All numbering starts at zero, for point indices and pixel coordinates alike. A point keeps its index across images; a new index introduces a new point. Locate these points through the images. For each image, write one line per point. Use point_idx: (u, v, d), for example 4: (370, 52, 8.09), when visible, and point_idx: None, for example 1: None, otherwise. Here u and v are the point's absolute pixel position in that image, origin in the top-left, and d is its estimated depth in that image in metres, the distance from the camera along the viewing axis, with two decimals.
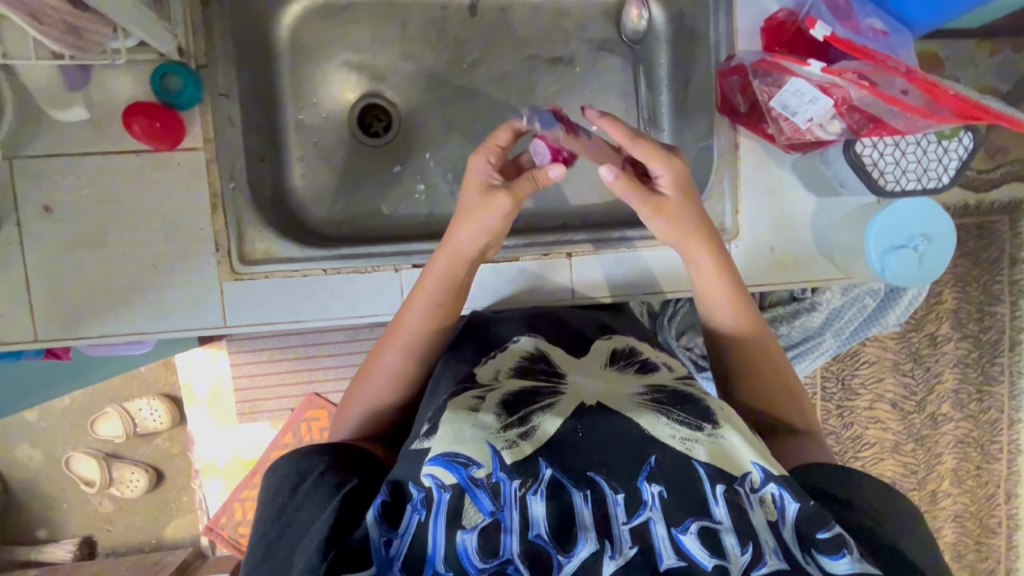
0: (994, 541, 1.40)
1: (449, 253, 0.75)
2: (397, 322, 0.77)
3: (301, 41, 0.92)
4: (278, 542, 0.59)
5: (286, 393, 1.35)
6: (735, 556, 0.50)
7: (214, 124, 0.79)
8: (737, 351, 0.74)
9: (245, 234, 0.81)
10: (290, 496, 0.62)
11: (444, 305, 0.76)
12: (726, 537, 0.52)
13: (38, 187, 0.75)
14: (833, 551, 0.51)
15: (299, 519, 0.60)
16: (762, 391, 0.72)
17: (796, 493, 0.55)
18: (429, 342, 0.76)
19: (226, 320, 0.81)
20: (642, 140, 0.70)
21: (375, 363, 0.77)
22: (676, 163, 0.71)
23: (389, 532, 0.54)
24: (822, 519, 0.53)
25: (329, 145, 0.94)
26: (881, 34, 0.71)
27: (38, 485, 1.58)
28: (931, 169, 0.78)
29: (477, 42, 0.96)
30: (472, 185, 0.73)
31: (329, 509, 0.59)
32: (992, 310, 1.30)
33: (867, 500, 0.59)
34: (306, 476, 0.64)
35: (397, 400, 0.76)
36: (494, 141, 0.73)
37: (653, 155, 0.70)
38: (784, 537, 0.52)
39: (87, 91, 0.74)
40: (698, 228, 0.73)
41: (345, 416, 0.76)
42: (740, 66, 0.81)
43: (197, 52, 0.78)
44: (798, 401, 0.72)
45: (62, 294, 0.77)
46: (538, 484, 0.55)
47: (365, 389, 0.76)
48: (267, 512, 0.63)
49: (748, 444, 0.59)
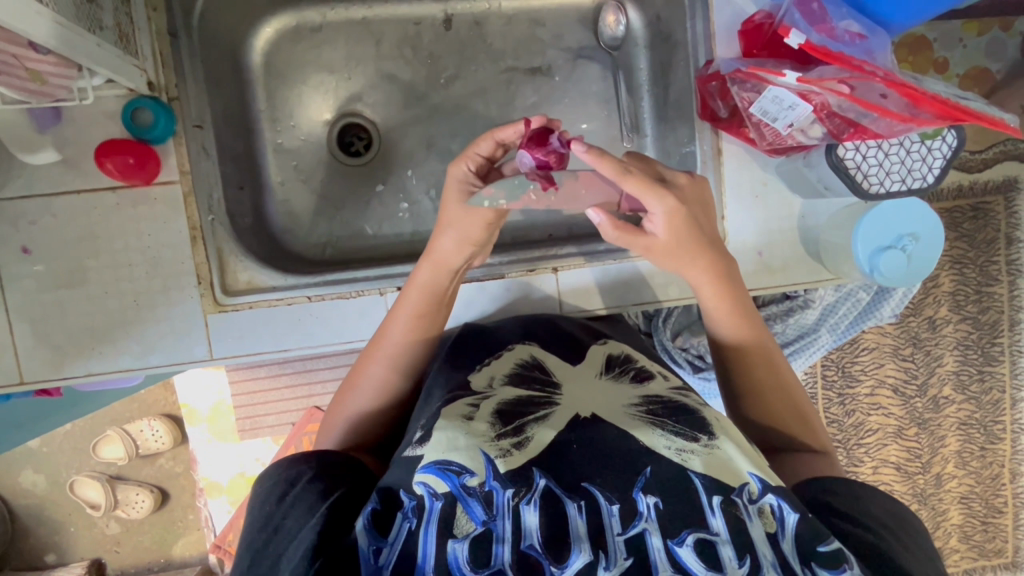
0: (1001, 521, 1.40)
1: (432, 262, 0.74)
2: (380, 335, 0.77)
3: (274, 65, 0.92)
4: (264, 551, 0.57)
5: (284, 408, 1.35)
6: (732, 568, 0.49)
7: (189, 156, 0.78)
8: (738, 367, 0.74)
9: (227, 265, 0.80)
10: (278, 503, 0.60)
11: (426, 315, 0.76)
12: (723, 549, 0.50)
13: (16, 230, 0.75)
14: (834, 566, 0.50)
15: (286, 527, 0.58)
16: (769, 404, 0.72)
17: (794, 505, 0.54)
18: (415, 353, 0.76)
19: (211, 353, 0.80)
20: (632, 174, 0.61)
21: (358, 376, 0.76)
22: (673, 202, 0.63)
23: (379, 540, 0.53)
24: (820, 533, 0.52)
25: (310, 167, 0.94)
26: (857, 38, 0.70)
27: (43, 511, 1.58)
28: (915, 169, 0.77)
29: (454, 57, 0.95)
30: (452, 192, 0.70)
31: (318, 516, 0.58)
32: (989, 290, 1.30)
33: (864, 505, 0.58)
34: (294, 483, 0.61)
35: (382, 413, 0.75)
36: (475, 150, 0.70)
37: (645, 190, 0.62)
38: (783, 550, 0.51)
39: (58, 130, 0.74)
40: (697, 247, 0.68)
41: (329, 429, 0.75)
42: (716, 73, 0.80)
43: (168, 85, 0.77)
44: (794, 404, 0.72)
45: (46, 334, 0.77)
46: (532, 493, 0.54)
47: (351, 401, 0.75)
48: (252, 518, 0.60)
49: (745, 455, 0.58)
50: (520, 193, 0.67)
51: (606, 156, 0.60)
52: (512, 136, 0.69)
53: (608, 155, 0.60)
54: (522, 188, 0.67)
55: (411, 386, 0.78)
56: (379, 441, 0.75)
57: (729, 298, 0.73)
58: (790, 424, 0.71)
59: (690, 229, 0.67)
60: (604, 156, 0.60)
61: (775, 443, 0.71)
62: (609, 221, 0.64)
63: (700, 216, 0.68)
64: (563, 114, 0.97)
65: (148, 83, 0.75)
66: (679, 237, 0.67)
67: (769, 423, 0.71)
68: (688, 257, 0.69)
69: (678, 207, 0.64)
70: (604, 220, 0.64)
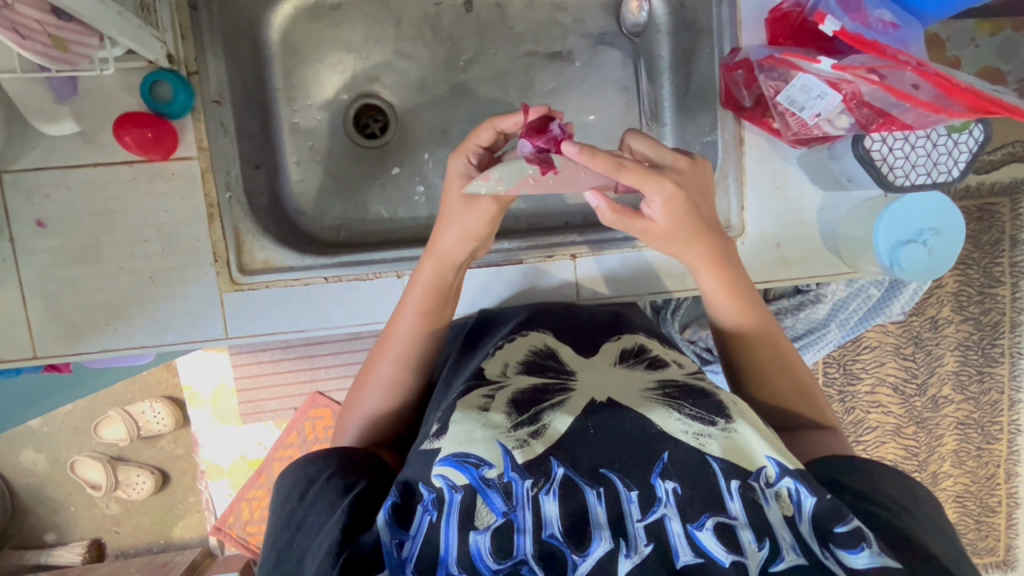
0: (994, 520, 1.41)
1: (436, 257, 0.73)
2: (388, 332, 0.76)
3: (292, 42, 0.90)
4: (289, 548, 0.57)
5: (288, 392, 1.34)
6: (752, 551, 0.48)
7: (207, 132, 0.77)
8: (738, 349, 0.73)
9: (243, 244, 0.80)
10: (298, 502, 0.60)
11: (432, 311, 0.75)
12: (742, 533, 0.50)
13: (31, 202, 0.74)
14: (853, 544, 0.49)
15: (309, 524, 0.58)
16: (773, 385, 0.71)
17: (814, 487, 0.53)
18: (422, 348, 0.75)
19: (227, 332, 0.80)
20: (631, 165, 0.59)
21: (369, 374, 0.75)
22: (671, 187, 0.61)
23: (401, 534, 0.53)
24: (839, 513, 0.51)
25: (326, 148, 0.93)
26: (890, 27, 0.70)
27: (44, 490, 1.58)
28: (941, 162, 0.76)
29: (472, 40, 0.94)
30: (454, 186, 0.70)
31: (339, 513, 0.57)
32: (992, 292, 1.29)
33: (878, 486, 0.58)
34: (314, 481, 0.61)
35: (395, 410, 0.75)
36: (475, 141, 0.69)
37: (641, 180, 0.60)
38: (801, 532, 0.50)
39: (75, 102, 0.73)
40: (700, 230, 0.67)
41: (345, 427, 0.75)
42: (745, 61, 0.79)
43: (187, 59, 0.76)
44: (802, 387, 0.72)
45: (60, 309, 0.76)
46: (550, 484, 0.53)
47: (361, 400, 0.75)
48: (276, 519, 0.60)
49: (762, 437, 0.56)
50: (518, 178, 0.64)
51: (600, 154, 0.58)
52: (513, 127, 0.68)
53: (601, 151, 0.58)
54: (521, 172, 0.64)
55: (422, 382, 0.77)
56: (395, 438, 0.75)
57: (726, 281, 0.71)
58: (792, 401, 0.71)
59: (688, 213, 0.64)
60: (597, 155, 0.57)
61: (786, 422, 0.71)
62: (607, 205, 0.62)
63: (700, 201, 0.66)
64: (581, 101, 0.96)
65: (168, 56, 0.74)
66: (678, 223, 0.65)
67: (773, 403, 0.71)
68: (686, 243, 0.68)
69: (677, 191, 0.62)
70: (602, 205, 0.62)
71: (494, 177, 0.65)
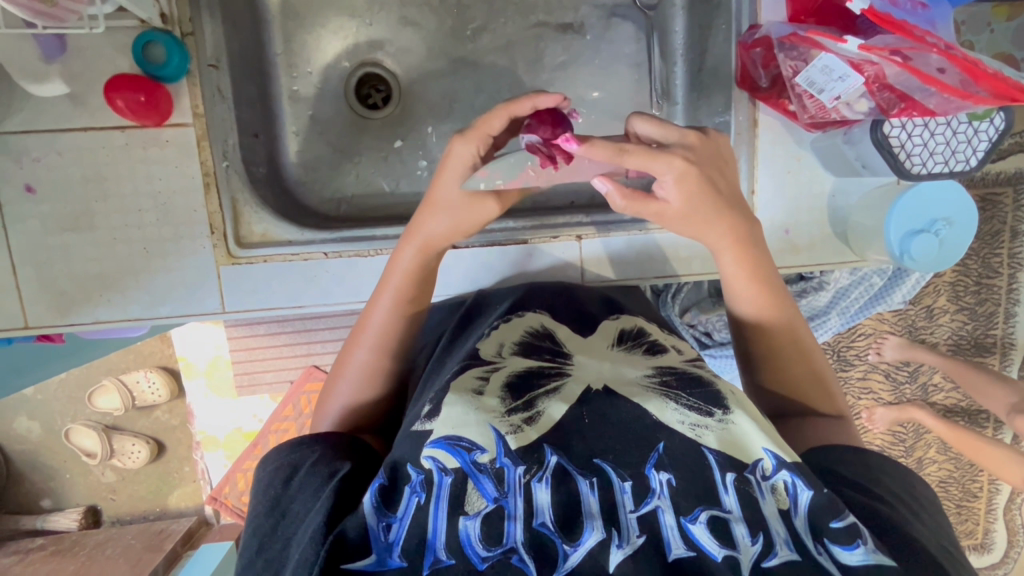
0: (974, 505, 1.44)
1: (417, 245, 0.71)
2: (366, 318, 0.74)
3: (293, 5, 0.86)
4: (273, 534, 0.55)
5: (283, 366, 1.33)
6: (745, 546, 0.47)
7: (203, 97, 0.74)
8: (757, 336, 0.71)
9: (241, 216, 0.78)
10: (283, 488, 0.58)
11: (413, 298, 0.73)
12: (736, 527, 0.48)
13: (20, 168, 0.71)
14: (846, 541, 0.48)
15: (293, 512, 0.56)
16: (785, 372, 0.70)
17: (809, 481, 0.52)
18: (401, 335, 0.73)
19: (224, 306, 0.79)
20: (631, 149, 0.58)
21: (346, 361, 0.73)
22: (681, 163, 0.60)
23: (388, 516, 0.50)
24: (834, 507, 0.50)
25: (327, 118, 0.90)
26: (920, 7, 0.68)
27: (39, 457, 1.58)
28: (960, 151, 0.75)
29: (481, 8, 0.90)
30: (449, 171, 0.67)
31: (325, 497, 0.55)
32: (990, 283, 1.28)
33: (874, 477, 0.58)
34: (298, 468, 0.59)
35: (376, 397, 0.73)
36: (488, 128, 0.65)
37: (647, 160, 0.59)
38: (795, 526, 0.49)
39: (64, 62, 0.69)
40: (721, 213, 0.65)
41: (322, 415, 0.72)
42: (765, 38, 0.76)
43: (182, 18, 0.72)
44: (823, 384, 0.70)
45: (51, 278, 0.74)
46: (543, 471, 0.52)
47: (338, 388, 0.72)
48: (259, 506, 0.58)
49: (760, 428, 0.55)
50: (517, 172, 0.70)
51: (596, 142, 0.57)
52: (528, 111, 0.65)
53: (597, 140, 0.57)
54: (520, 166, 0.69)
55: (400, 367, 0.75)
56: (378, 421, 0.73)
57: (750, 266, 0.70)
58: (806, 391, 0.69)
59: (705, 191, 0.63)
60: (593, 142, 0.58)
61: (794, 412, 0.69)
62: (615, 191, 0.62)
63: (717, 176, 0.64)
64: (590, 76, 0.93)
65: (161, 16, 0.71)
66: (692, 204, 0.63)
67: (786, 390, 0.70)
68: (703, 224, 0.65)
69: (689, 169, 0.60)
70: (611, 190, 0.62)
71: (493, 170, 0.69)
